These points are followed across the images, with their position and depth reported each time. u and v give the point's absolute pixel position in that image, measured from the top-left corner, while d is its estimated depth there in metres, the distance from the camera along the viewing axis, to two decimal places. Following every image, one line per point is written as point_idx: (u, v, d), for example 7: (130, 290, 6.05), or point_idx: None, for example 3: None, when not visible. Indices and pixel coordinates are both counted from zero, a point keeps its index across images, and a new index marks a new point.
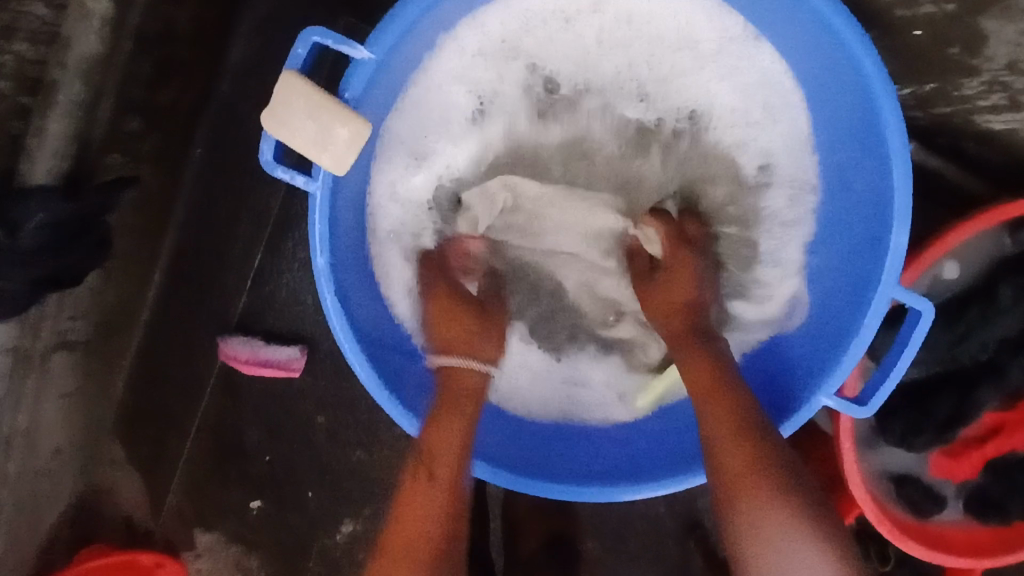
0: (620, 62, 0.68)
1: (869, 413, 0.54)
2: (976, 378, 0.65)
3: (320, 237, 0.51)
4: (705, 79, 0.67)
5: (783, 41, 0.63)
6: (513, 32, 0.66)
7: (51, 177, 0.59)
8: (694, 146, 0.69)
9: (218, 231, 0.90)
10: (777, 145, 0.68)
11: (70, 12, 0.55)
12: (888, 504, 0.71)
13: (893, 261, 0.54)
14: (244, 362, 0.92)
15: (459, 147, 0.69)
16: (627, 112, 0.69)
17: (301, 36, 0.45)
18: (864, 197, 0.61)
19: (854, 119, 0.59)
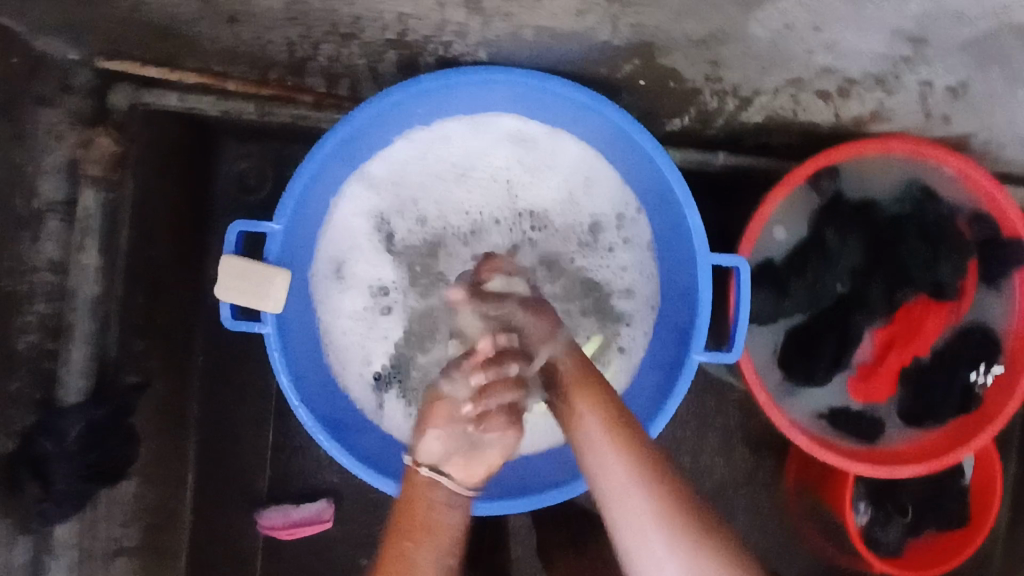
0: (484, 163, 0.75)
1: (736, 356, 0.66)
2: (847, 308, 0.78)
3: (280, 363, 0.63)
4: (546, 158, 0.75)
5: (575, 121, 0.72)
6: (392, 171, 0.74)
7: (81, 394, 0.76)
8: (561, 207, 0.76)
9: (232, 416, 1.10)
10: (599, 208, 0.76)
11: (71, 271, 0.76)
12: (834, 439, 0.79)
13: (698, 236, 0.66)
14: (283, 529, 1.08)
15: (370, 272, 0.75)
16: (501, 197, 0.76)
17: (230, 227, 0.62)
18: (665, 207, 0.71)
19: (646, 171, 0.70)
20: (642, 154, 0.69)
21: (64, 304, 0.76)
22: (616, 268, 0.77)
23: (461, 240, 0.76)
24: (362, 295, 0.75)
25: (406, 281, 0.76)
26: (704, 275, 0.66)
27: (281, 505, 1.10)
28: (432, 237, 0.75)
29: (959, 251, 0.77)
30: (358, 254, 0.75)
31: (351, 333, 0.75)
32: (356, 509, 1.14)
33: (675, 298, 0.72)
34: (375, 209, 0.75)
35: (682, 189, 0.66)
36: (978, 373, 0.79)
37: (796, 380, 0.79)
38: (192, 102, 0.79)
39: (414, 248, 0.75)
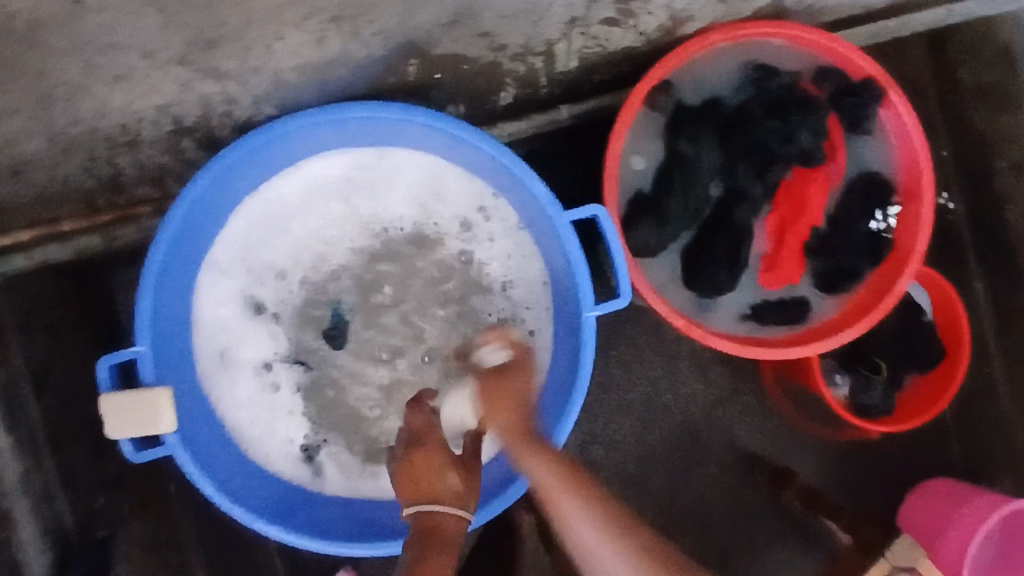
0: (327, 208, 0.74)
1: (627, 298, 0.66)
2: (726, 204, 0.78)
3: (198, 475, 0.62)
4: (385, 179, 0.74)
5: (395, 135, 0.70)
6: (239, 250, 0.72)
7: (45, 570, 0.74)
8: (419, 220, 0.75)
9: None
10: (455, 207, 0.75)
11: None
12: (765, 333, 0.79)
13: (546, 199, 0.66)
14: None
15: (257, 351, 0.73)
16: (357, 234, 0.74)
17: (99, 366, 0.61)
18: (509, 184, 0.70)
19: (476, 157, 0.69)
20: (467, 145, 0.68)
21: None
22: (494, 257, 0.75)
23: (336, 289, 0.74)
24: (258, 382, 0.73)
25: (297, 350, 0.74)
26: (567, 235, 0.66)
27: None
28: (304, 298, 0.74)
29: (812, 110, 0.78)
30: (237, 340, 0.73)
31: (258, 416, 0.73)
32: None
33: (554, 267, 0.71)
34: (237, 294, 0.73)
35: (514, 163, 0.66)
36: (878, 221, 0.81)
37: (710, 291, 0.79)
38: (40, 256, 0.79)
39: (292, 318, 0.74)
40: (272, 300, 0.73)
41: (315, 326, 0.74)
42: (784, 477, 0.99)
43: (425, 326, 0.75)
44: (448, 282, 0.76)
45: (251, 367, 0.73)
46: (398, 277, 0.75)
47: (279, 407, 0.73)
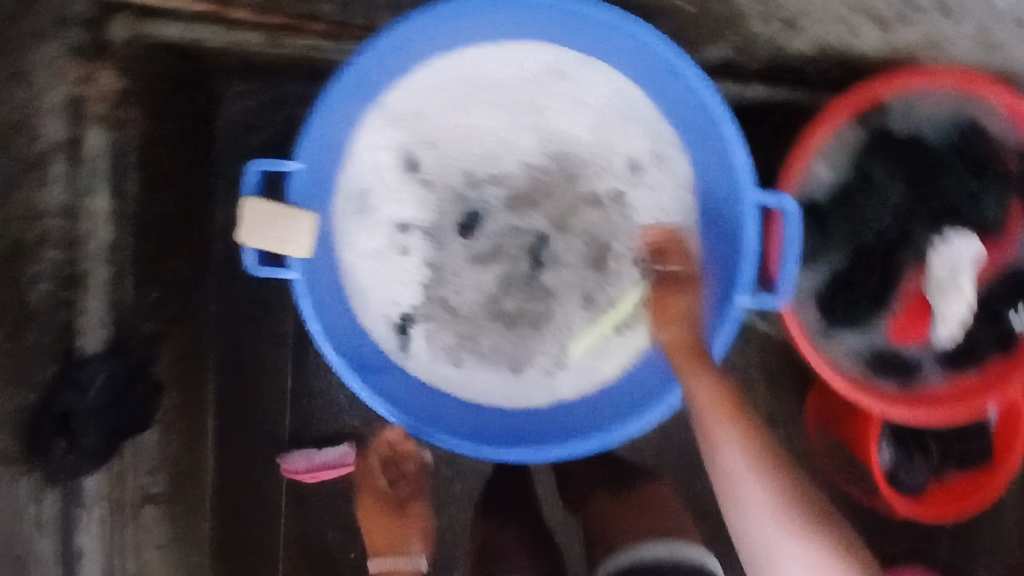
0: (508, 96, 0.72)
1: (785, 298, 0.63)
2: (887, 247, 0.76)
3: (310, 309, 0.63)
4: (578, 90, 0.71)
5: (612, 51, 0.68)
6: (411, 104, 0.71)
7: (101, 343, 0.74)
8: (596, 142, 0.72)
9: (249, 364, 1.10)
10: (636, 144, 0.72)
11: (81, 217, 0.72)
12: (872, 382, 0.78)
13: (746, 173, 0.64)
14: (305, 472, 1.08)
15: (397, 209, 0.73)
16: (527, 132, 0.72)
17: (252, 167, 0.60)
18: (710, 141, 0.67)
19: (686, 103, 0.67)
20: (683, 88, 0.65)
21: (78, 249, 0.73)
22: (654, 207, 0.73)
23: (488, 177, 0.72)
24: (378, 234, 0.73)
25: (426, 221, 0.73)
26: (750, 216, 0.63)
27: (303, 449, 1.11)
28: (455, 177, 0.72)
29: (1000, 181, 0.75)
30: (383, 192, 0.72)
31: (376, 269, 0.73)
32: None
33: (711, 238, 0.70)
34: (390, 146, 0.72)
35: (728, 124, 0.63)
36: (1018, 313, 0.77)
37: (838, 325, 0.77)
38: (189, 38, 0.77)
39: (433, 188, 0.73)
40: (421, 163, 0.72)
41: (453, 207, 0.73)
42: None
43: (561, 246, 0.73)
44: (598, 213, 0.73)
45: (383, 224, 0.73)
46: (548, 191, 0.73)
47: (395, 266, 0.73)
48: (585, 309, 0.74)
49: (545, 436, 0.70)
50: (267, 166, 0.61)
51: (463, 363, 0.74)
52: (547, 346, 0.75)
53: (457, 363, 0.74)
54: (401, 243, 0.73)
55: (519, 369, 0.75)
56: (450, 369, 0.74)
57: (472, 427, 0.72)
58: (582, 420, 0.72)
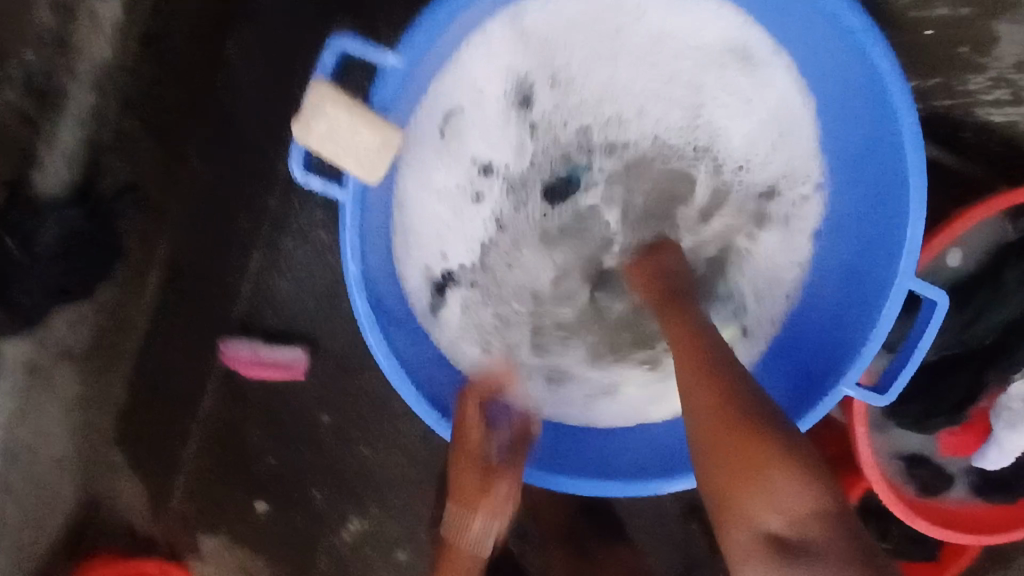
0: (666, 71, 0.80)
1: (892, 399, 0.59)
2: (981, 358, 0.68)
3: (353, 244, 0.57)
4: (737, 92, 0.80)
5: (809, 64, 0.75)
6: (552, 45, 0.78)
7: (61, 184, 0.69)
8: (737, 139, 0.81)
9: (219, 230, 0.97)
10: (790, 163, 0.80)
11: (73, 23, 0.66)
12: (900, 482, 0.73)
13: (910, 252, 0.62)
14: (245, 363, 1.01)
15: (479, 148, 0.79)
16: (673, 113, 0.81)
17: (332, 48, 0.50)
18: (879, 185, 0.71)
19: (866, 127, 0.71)
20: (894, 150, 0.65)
21: (60, 59, 0.66)
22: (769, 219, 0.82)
23: (614, 138, 0.82)
24: (458, 157, 0.79)
25: (521, 158, 0.81)
26: (896, 298, 0.63)
27: (251, 338, 1.03)
28: (552, 139, 0.81)
29: None
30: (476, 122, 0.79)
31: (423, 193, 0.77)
32: (334, 367, 1.05)
33: (855, 314, 0.72)
34: (506, 68, 0.77)
35: (918, 188, 0.62)
36: None
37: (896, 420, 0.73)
38: None
39: (536, 131, 0.80)
40: (545, 100, 0.80)
41: (558, 159, 0.81)
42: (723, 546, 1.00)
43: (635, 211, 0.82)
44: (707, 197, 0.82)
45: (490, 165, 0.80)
46: (656, 163, 0.82)
47: (480, 193, 0.81)
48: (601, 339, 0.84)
49: (577, 470, 0.77)
50: (348, 49, 0.52)
51: (481, 321, 0.83)
52: (577, 355, 0.85)
53: (491, 346, 0.83)
54: (479, 186, 0.80)
55: (555, 381, 0.84)
56: (487, 322, 0.83)
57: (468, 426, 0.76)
58: (619, 467, 0.78)
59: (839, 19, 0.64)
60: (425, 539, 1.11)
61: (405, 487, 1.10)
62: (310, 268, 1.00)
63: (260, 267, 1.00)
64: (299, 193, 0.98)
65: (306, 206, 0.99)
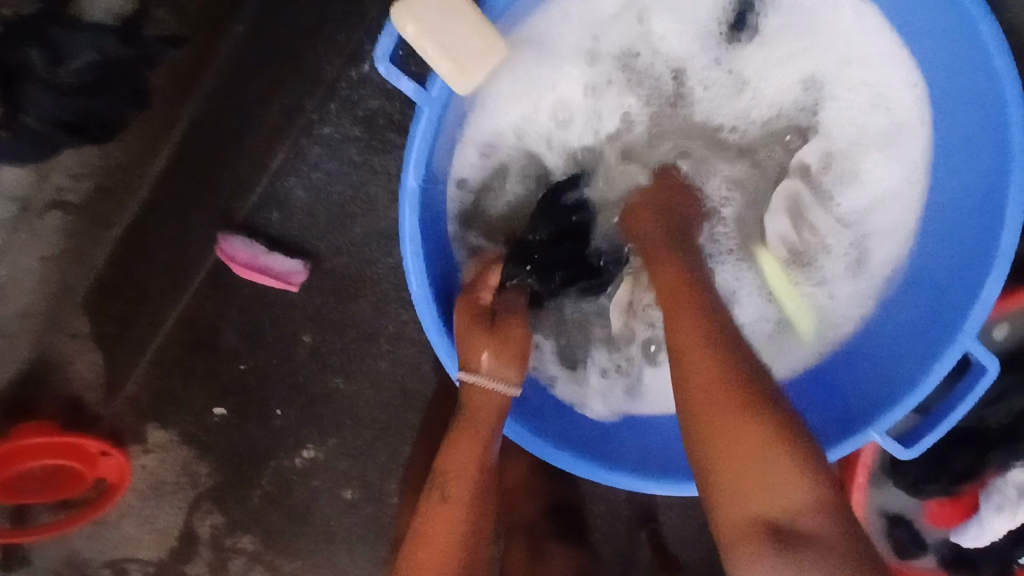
0: (868, 70, 0.74)
1: (913, 457, 0.56)
2: (994, 437, 0.66)
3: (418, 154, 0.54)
4: (902, 127, 0.74)
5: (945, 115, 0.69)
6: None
7: (110, 17, 0.58)
8: (876, 170, 0.75)
9: (243, 115, 0.92)
10: (885, 227, 0.76)
11: None
12: (876, 540, 0.72)
13: (977, 314, 0.59)
14: (241, 265, 0.94)
15: (670, 48, 0.76)
16: (842, 104, 0.76)
17: None
18: (975, 253, 0.63)
19: (976, 182, 0.65)
20: (993, 209, 0.61)
21: None
22: (849, 268, 0.77)
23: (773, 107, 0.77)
24: (596, 66, 0.76)
25: (659, 88, 0.78)
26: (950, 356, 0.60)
27: (252, 240, 0.96)
28: (704, 89, 0.78)
29: None
30: (656, 38, 0.76)
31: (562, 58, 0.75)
32: (327, 288, 1.00)
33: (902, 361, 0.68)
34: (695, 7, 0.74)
35: (1005, 259, 0.59)
36: None
37: (895, 479, 0.71)
38: None
39: (710, 76, 0.77)
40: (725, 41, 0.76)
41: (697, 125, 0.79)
42: (668, 561, 0.98)
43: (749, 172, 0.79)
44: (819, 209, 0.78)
45: (600, 98, 0.77)
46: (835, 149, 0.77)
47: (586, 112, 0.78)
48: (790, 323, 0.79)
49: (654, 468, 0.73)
50: None
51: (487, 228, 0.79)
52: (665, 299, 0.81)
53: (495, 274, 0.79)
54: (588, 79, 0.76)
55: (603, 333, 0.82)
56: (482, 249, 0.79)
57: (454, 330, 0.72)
58: None
59: (980, 52, 0.58)
60: (375, 484, 1.08)
61: (367, 427, 1.06)
62: (329, 179, 0.95)
63: (278, 168, 0.95)
64: (336, 98, 0.92)
65: (342, 115, 0.93)
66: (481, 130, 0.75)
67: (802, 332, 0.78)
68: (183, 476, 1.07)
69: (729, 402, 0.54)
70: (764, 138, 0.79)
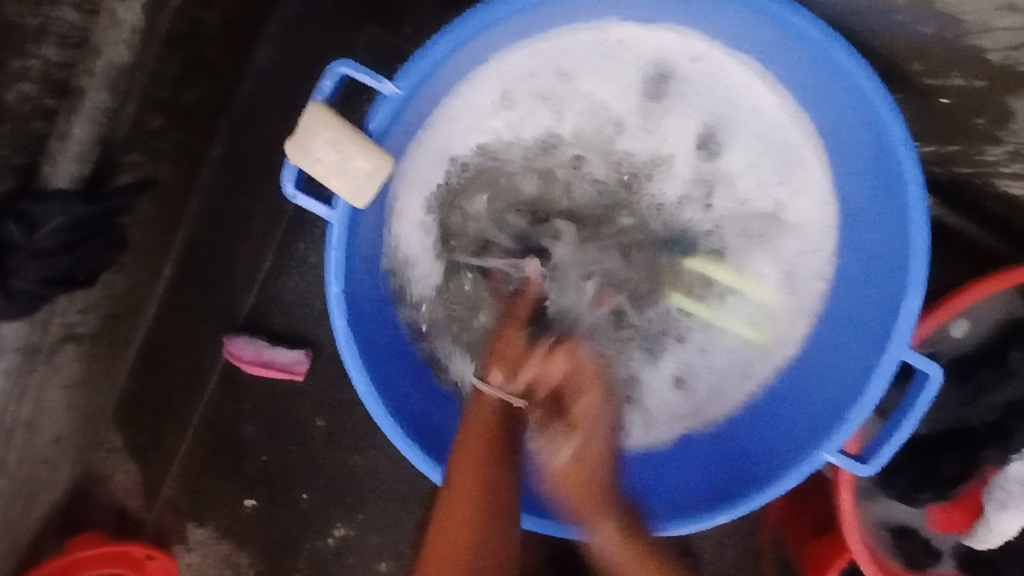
0: (774, 99, 0.75)
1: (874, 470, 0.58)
2: (981, 439, 0.66)
3: (334, 267, 0.59)
4: (813, 150, 0.75)
5: (841, 141, 0.70)
6: (662, 45, 0.74)
7: (72, 182, 0.60)
8: (799, 193, 0.76)
9: (233, 225, 1.00)
10: (812, 245, 0.76)
11: (99, 17, 0.57)
12: (886, 555, 0.70)
13: (904, 328, 0.59)
14: (248, 362, 1.00)
15: (593, 95, 0.76)
16: (756, 130, 0.76)
17: (335, 67, 0.51)
18: (891, 270, 0.64)
19: (881, 200, 0.65)
20: (898, 223, 0.62)
21: (82, 56, 0.57)
22: (790, 286, 0.78)
23: (694, 139, 0.77)
24: (518, 122, 0.76)
25: (590, 132, 0.77)
26: (886, 372, 0.60)
27: (256, 337, 1.02)
28: (637, 132, 0.77)
29: None
30: (574, 98, 0.76)
31: (475, 125, 0.76)
32: (333, 372, 1.06)
33: (842, 379, 0.68)
34: (605, 61, 0.75)
35: (919, 266, 0.59)
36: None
37: (887, 490, 0.71)
38: None
39: (636, 116, 0.76)
40: (639, 85, 0.76)
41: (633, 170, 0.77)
42: None
43: (685, 209, 0.78)
44: (752, 234, 0.78)
45: (518, 154, 0.77)
46: (760, 175, 0.77)
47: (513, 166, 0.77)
48: (750, 345, 0.79)
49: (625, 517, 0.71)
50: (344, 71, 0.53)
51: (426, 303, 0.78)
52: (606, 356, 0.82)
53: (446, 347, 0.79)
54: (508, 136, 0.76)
55: None
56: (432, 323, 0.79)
57: (413, 418, 0.72)
58: (687, 496, 0.74)
59: (848, 78, 0.60)
60: (406, 553, 1.11)
61: (391, 499, 1.09)
62: (319, 271, 1.02)
63: (271, 268, 1.01)
64: None
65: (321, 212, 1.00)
66: (418, 213, 0.77)
67: (772, 359, 0.79)
68: (226, 569, 1.11)
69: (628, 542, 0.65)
70: (691, 168, 0.77)
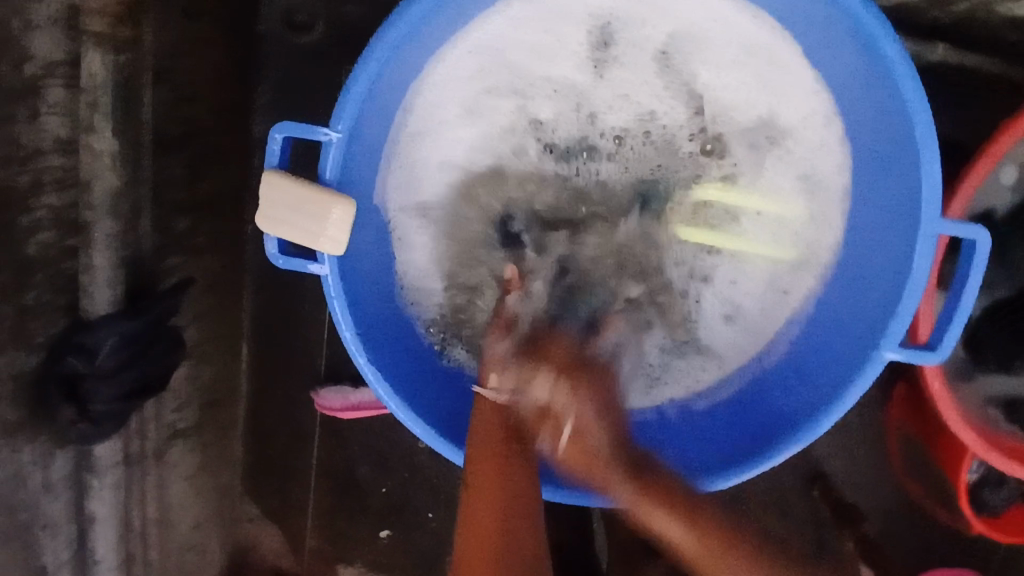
0: (727, 13, 0.77)
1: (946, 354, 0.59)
2: None
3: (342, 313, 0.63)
4: (785, 49, 0.76)
5: (811, 34, 0.71)
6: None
7: (111, 305, 0.66)
8: (788, 94, 0.77)
9: (290, 287, 1.05)
10: (817, 142, 0.77)
11: (81, 155, 0.62)
12: (996, 431, 0.68)
13: (928, 195, 0.59)
14: (340, 410, 1.04)
15: (558, 69, 0.80)
16: (722, 48, 0.78)
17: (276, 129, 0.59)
18: (897, 142, 0.64)
19: (868, 77, 0.65)
20: (891, 96, 0.61)
21: (81, 195, 0.63)
22: (808, 188, 0.79)
23: (667, 76, 0.79)
24: (500, 118, 0.81)
25: (568, 106, 0.80)
26: (925, 246, 0.59)
27: (341, 385, 1.06)
28: (611, 89, 0.80)
29: None
30: (543, 79, 0.80)
31: (458, 136, 0.81)
32: None
33: (884, 266, 0.69)
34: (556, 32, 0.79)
35: (924, 128, 0.58)
36: None
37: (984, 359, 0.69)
38: None
39: (602, 74, 0.80)
40: (595, 43, 0.79)
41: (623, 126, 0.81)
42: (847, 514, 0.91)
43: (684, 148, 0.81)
44: (755, 150, 0.79)
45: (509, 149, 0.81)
46: (743, 91, 0.78)
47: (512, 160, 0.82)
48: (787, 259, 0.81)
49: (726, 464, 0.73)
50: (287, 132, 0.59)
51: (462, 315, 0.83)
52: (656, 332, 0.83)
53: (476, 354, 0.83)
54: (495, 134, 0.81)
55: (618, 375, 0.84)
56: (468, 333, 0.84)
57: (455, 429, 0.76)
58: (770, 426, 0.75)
59: None
60: None
61: None
62: None
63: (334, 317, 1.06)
64: None
65: None
66: (431, 234, 0.82)
67: (810, 265, 0.80)
68: None
69: (655, 493, 0.62)
70: (678, 107, 0.80)
